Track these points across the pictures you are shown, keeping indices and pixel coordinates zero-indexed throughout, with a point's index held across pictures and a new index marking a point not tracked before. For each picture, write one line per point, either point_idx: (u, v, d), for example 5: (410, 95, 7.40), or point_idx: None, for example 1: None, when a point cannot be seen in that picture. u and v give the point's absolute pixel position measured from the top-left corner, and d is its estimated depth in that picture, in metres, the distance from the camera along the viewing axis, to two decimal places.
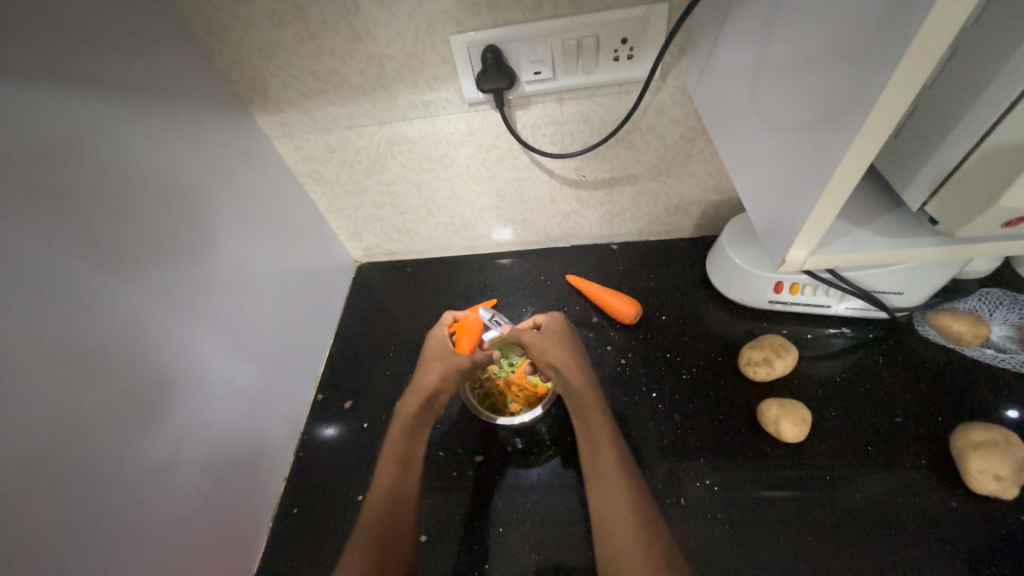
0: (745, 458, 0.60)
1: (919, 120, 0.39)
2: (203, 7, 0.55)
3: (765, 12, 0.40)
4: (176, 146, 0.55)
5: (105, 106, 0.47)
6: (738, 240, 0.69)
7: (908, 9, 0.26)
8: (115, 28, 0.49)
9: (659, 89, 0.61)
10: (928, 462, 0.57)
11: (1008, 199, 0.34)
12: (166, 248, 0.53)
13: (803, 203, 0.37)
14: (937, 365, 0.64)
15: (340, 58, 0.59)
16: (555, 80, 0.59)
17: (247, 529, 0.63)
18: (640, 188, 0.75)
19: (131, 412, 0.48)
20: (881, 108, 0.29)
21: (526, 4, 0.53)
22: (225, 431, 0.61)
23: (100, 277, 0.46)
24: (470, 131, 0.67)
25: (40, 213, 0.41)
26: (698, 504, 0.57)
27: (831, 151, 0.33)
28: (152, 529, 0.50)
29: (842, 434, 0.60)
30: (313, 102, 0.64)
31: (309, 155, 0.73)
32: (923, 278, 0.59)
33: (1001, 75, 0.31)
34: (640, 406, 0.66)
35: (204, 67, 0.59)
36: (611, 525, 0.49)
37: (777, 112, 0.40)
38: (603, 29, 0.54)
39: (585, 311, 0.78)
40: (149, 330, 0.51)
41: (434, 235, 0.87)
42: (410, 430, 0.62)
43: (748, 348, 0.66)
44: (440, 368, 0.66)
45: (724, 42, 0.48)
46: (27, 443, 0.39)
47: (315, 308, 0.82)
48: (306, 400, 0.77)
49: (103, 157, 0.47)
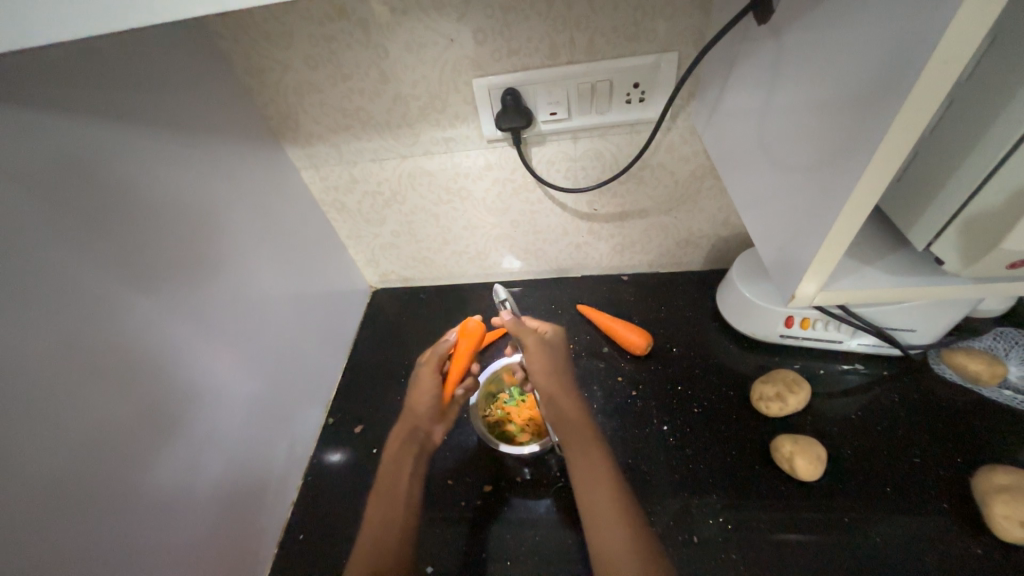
0: (759, 495, 0.59)
1: (920, 165, 0.40)
2: (247, 51, 0.60)
3: (771, 62, 0.43)
4: (211, 176, 0.59)
5: (151, 139, 0.51)
6: (748, 274, 0.70)
7: (902, 68, 0.28)
8: (165, 70, 0.53)
9: (670, 129, 0.64)
10: (951, 507, 0.55)
11: (1011, 241, 0.35)
12: (193, 270, 0.55)
13: (810, 241, 0.39)
14: (954, 405, 0.63)
15: (368, 98, 0.63)
16: (570, 120, 0.62)
17: (252, 553, 0.62)
18: (651, 222, 0.77)
19: (150, 428, 0.49)
20: (884, 151, 0.30)
21: (544, 52, 0.57)
22: (238, 450, 0.61)
23: (132, 296, 0.48)
24: (487, 165, 0.70)
25: (87, 236, 0.44)
26: (712, 543, 0.56)
27: (834, 195, 0.35)
28: (162, 549, 0.50)
29: (859, 473, 0.59)
30: (340, 136, 0.68)
31: (333, 186, 0.76)
32: (935, 316, 0.60)
33: (994, 127, 0.33)
34: (652, 439, 0.66)
35: (243, 104, 0.63)
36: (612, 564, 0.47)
37: (785, 156, 0.42)
38: (616, 75, 0.58)
39: (595, 341, 0.79)
40: (173, 347, 0.52)
41: (449, 263, 0.89)
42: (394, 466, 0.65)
43: (760, 383, 0.66)
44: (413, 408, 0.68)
45: (731, 88, 0.51)
46: (52, 457, 0.41)
47: (330, 331, 0.83)
48: (317, 423, 0.78)
49: (145, 185, 0.50)
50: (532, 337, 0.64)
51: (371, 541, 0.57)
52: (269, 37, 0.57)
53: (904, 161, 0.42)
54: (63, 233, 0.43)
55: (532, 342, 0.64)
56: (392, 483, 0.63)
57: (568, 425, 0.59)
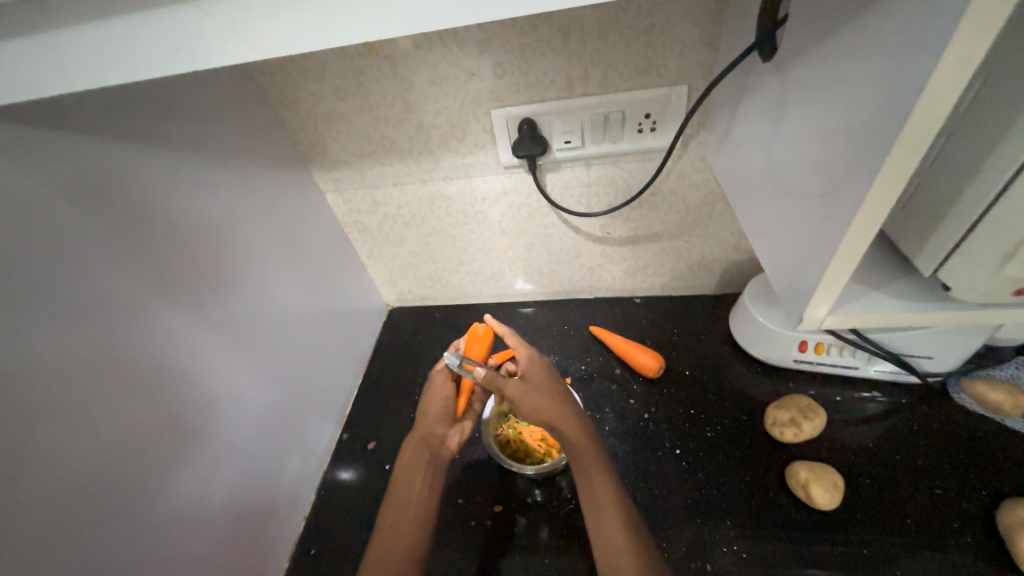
0: (774, 524, 0.58)
1: (924, 194, 0.42)
2: (283, 84, 0.64)
3: (777, 95, 0.45)
4: (242, 198, 0.62)
5: (190, 164, 0.55)
6: (760, 299, 0.71)
7: (896, 103, 0.30)
8: (208, 102, 0.58)
9: (681, 157, 0.66)
10: (975, 542, 0.53)
11: (1012, 268, 0.36)
12: (221, 285, 0.59)
13: (816, 266, 0.40)
14: (976, 435, 0.61)
15: (393, 126, 0.66)
16: (584, 148, 0.65)
17: (265, 566, 0.63)
18: (662, 246, 0.79)
19: (175, 435, 0.52)
20: (883, 179, 0.32)
21: (559, 84, 0.60)
22: (255, 461, 0.63)
23: (165, 307, 0.51)
24: (503, 190, 0.73)
25: (130, 251, 0.48)
26: (726, 572, 0.55)
27: (838, 221, 0.36)
28: (180, 554, 0.51)
29: (879, 505, 0.57)
30: (365, 162, 0.72)
31: (356, 208, 0.80)
32: (952, 344, 0.59)
33: (993, 159, 0.34)
34: (664, 464, 0.65)
35: (276, 131, 0.68)
36: None
37: (793, 184, 0.43)
38: (628, 106, 0.61)
39: (607, 362, 0.79)
40: (200, 358, 0.55)
41: (464, 284, 0.91)
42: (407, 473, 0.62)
43: (773, 408, 0.65)
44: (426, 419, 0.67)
45: (740, 119, 0.53)
46: (86, 458, 0.43)
47: (347, 347, 0.86)
48: (331, 438, 0.79)
49: (182, 206, 0.54)
50: (511, 384, 0.62)
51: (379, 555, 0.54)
52: (303, 72, 0.62)
53: (906, 190, 0.44)
54: (110, 248, 0.46)
55: (514, 388, 0.62)
56: (404, 492, 0.61)
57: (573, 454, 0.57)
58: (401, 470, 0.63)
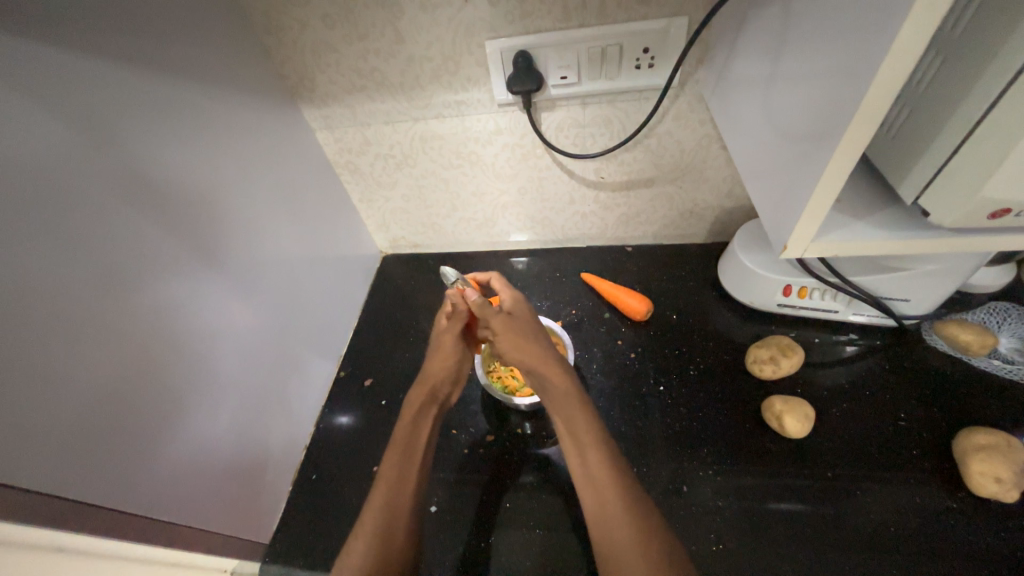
0: (748, 451, 0.62)
1: (912, 126, 0.42)
2: (266, 8, 0.61)
3: (778, 22, 0.44)
4: (230, 132, 0.61)
5: (175, 90, 0.53)
6: (749, 244, 0.72)
7: (889, 16, 0.30)
8: (187, 24, 0.55)
9: (678, 96, 0.65)
10: (930, 466, 0.58)
11: (989, 189, 0.37)
12: (213, 219, 0.58)
13: (800, 196, 0.41)
14: (944, 373, 0.65)
15: (383, 58, 0.64)
16: (580, 85, 0.64)
17: (269, 488, 0.67)
18: (656, 192, 0.78)
19: (176, 362, 0.53)
20: (869, 99, 0.32)
21: (556, 14, 0.58)
22: (254, 394, 0.65)
23: (159, 237, 0.51)
24: (497, 130, 0.71)
25: (120, 177, 0.47)
26: (701, 494, 0.59)
27: (824, 147, 0.37)
28: (188, 474, 0.54)
29: (845, 434, 0.61)
30: (355, 97, 0.70)
31: (347, 147, 0.78)
32: (929, 287, 0.61)
33: (981, 85, 0.35)
34: (648, 398, 0.69)
35: (260, 62, 0.65)
36: (606, 524, 0.48)
37: (787, 115, 0.43)
38: (626, 39, 0.59)
39: (597, 307, 0.81)
40: (196, 290, 0.56)
41: (457, 230, 0.91)
42: (413, 422, 0.61)
43: (754, 347, 0.68)
44: (439, 367, 0.64)
45: (739, 52, 0.52)
46: (93, 379, 0.44)
47: (342, 290, 0.87)
48: (328, 376, 0.82)
49: (170, 134, 0.53)
50: (498, 315, 0.59)
51: (388, 499, 0.54)
52: None
53: (893, 115, 0.44)
54: (99, 172, 0.45)
55: (499, 322, 0.59)
56: (412, 441, 0.59)
57: (554, 397, 0.57)
58: (408, 416, 0.61)
